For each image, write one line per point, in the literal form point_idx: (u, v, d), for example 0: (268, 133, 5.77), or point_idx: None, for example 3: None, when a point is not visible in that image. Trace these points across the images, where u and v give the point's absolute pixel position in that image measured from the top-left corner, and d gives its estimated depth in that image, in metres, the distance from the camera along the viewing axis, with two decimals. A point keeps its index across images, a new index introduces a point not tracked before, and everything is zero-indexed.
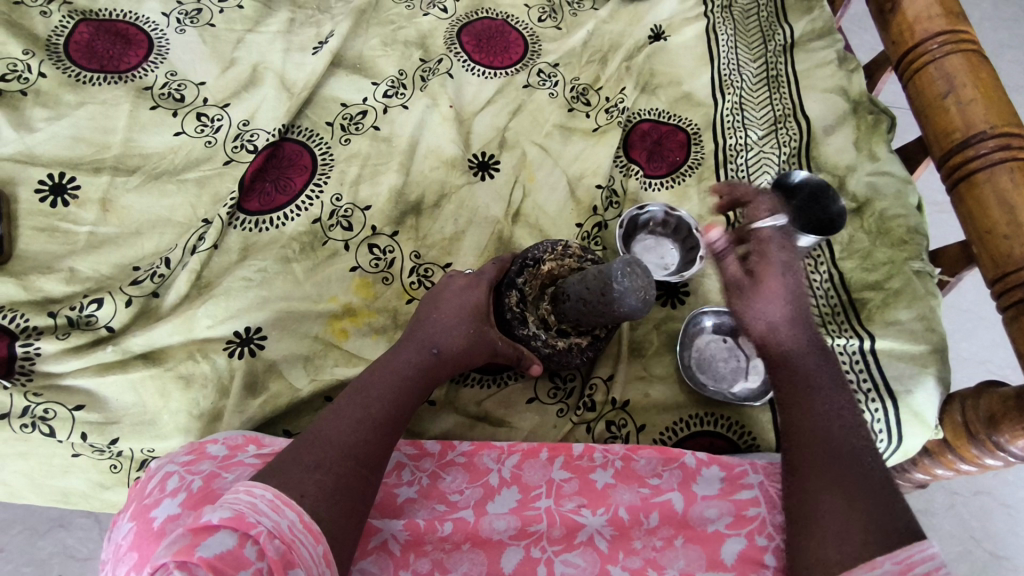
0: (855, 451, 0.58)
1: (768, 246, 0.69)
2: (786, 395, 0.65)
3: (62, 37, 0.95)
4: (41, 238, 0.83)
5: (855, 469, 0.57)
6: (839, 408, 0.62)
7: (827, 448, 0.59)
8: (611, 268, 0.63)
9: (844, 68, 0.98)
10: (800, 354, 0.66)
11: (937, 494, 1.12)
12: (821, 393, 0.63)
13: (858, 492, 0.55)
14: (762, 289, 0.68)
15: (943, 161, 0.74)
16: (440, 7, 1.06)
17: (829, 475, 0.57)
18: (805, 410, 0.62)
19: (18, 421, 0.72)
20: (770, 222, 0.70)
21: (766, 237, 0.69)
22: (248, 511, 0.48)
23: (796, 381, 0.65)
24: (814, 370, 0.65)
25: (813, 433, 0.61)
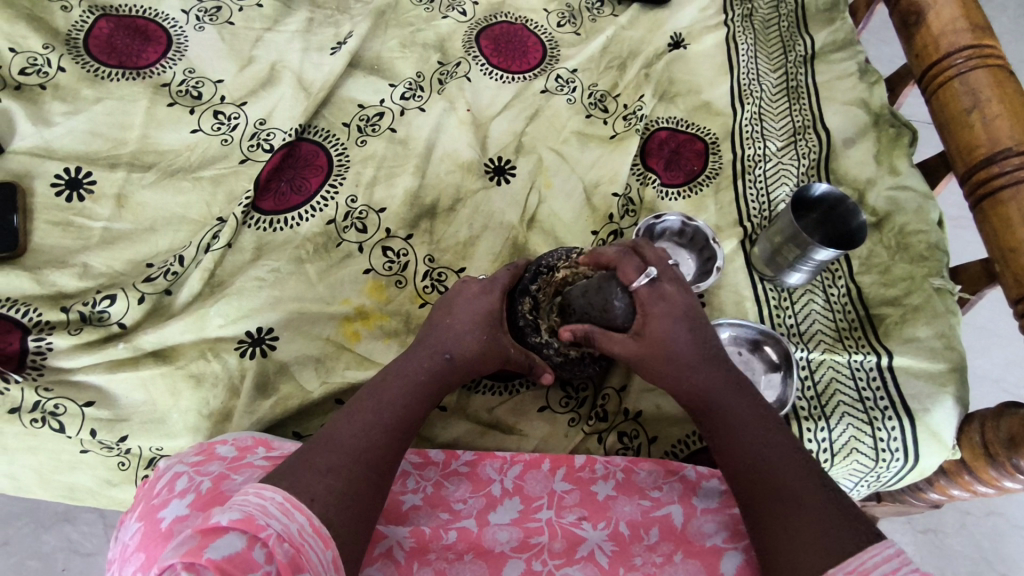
0: (790, 472, 0.56)
1: (649, 308, 0.66)
2: (714, 437, 0.63)
3: (82, 32, 0.95)
4: (56, 232, 0.83)
5: (795, 491, 0.54)
6: (765, 433, 0.60)
7: (758, 482, 0.56)
8: (611, 288, 0.69)
9: (866, 80, 0.96)
10: (715, 391, 0.63)
11: (949, 513, 1.10)
12: (744, 426, 0.61)
13: (801, 518, 0.52)
14: (654, 349, 0.66)
15: (966, 177, 0.73)
16: (459, 10, 1.05)
17: (769, 509, 0.54)
18: (733, 448, 0.60)
19: (28, 416, 0.71)
20: (643, 281, 0.67)
21: (649, 298, 0.66)
22: (258, 513, 0.47)
23: (719, 422, 0.62)
24: (734, 402, 0.63)
25: (744, 470, 0.58)
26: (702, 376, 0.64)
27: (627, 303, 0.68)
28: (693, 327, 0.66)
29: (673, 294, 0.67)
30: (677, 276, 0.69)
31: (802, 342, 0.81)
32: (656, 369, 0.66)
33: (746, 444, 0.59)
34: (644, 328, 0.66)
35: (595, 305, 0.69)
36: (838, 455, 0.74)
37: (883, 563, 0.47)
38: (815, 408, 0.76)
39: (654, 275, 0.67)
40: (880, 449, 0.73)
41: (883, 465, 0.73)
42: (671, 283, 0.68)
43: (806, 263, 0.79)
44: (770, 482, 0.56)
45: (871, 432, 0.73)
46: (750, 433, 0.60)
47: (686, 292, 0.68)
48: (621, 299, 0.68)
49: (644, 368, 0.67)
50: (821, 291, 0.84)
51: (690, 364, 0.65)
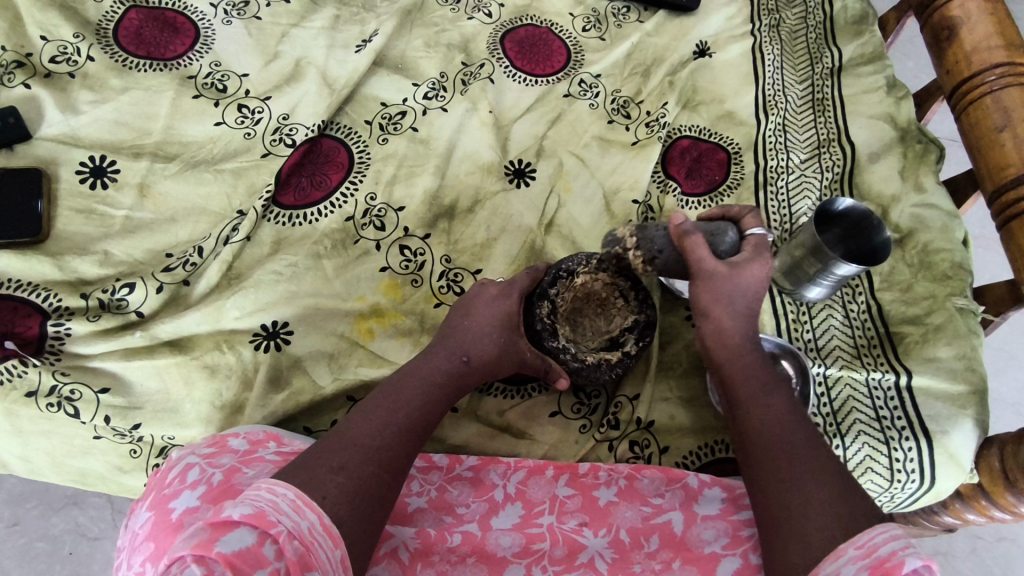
0: (806, 441, 0.58)
1: (758, 251, 0.68)
2: (735, 395, 0.64)
3: (112, 22, 0.96)
4: (79, 219, 0.84)
5: (811, 460, 0.56)
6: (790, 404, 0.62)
7: (777, 445, 0.58)
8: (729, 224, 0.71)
9: (893, 95, 0.95)
10: (748, 354, 0.66)
11: (960, 538, 1.08)
12: (769, 392, 0.63)
13: (814, 483, 0.54)
14: (735, 280, 0.66)
15: (994, 197, 0.72)
16: (485, 11, 1.05)
17: (788, 466, 0.56)
18: (762, 405, 0.62)
19: (44, 400, 0.72)
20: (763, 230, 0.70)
21: (762, 243, 0.69)
22: (270, 509, 0.47)
23: (743, 383, 0.64)
24: (762, 370, 0.65)
25: (765, 430, 0.60)
26: (741, 337, 0.67)
27: (738, 240, 0.69)
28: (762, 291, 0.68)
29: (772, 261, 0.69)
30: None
31: (819, 357, 0.80)
32: (713, 295, 0.67)
33: (770, 409, 0.61)
34: (743, 261, 0.67)
35: (707, 228, 0.70)
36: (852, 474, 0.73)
37: (893, 539, 0.47)
38: (831, 425, 0.75)
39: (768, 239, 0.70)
40: (896, 469, 0.72)
41: (898, 486, 0.72)
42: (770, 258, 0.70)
43: (828, 277, 0.78)
44: (788, 446, 0.58)
45: (887, 452, 0.72)
46: (776, 398, 0.62)
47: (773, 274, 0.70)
48: (735, 237, 0.70)
49: (708, 287, 0.66)
50: (840, 306, 0.83)
51: (736, 319, 0.67)
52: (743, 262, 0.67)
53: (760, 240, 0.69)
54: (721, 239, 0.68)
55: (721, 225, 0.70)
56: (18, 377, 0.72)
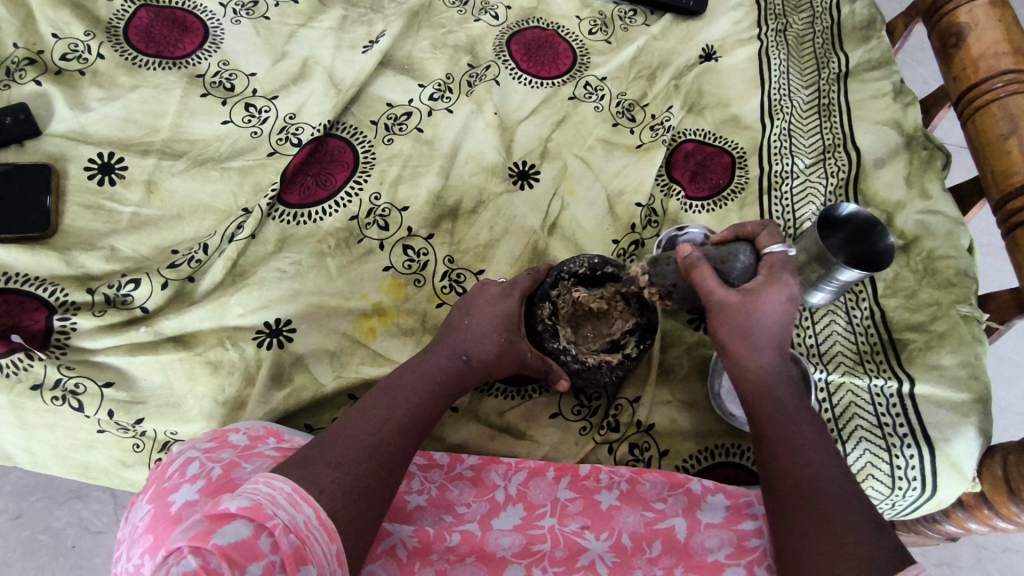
0: (836, 485, 0.56)
1: (777, 272, 0.63)
2: (764, 429, 0.62)
3: (122, 20, 0.97)
4: (87, 215, 0.85)
5: (836, 502, 0.55)
6: (820, 441, 0.60)
7: (807, 490, 0.56)
8: (739, 244, 0.66)
9: (900, 101, 0.95)
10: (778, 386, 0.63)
11: (964, 547, 1.07)
12: (799, 428, 0.60)
13: (845, 530, 0.53)
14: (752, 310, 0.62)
15: (1000, 204, 0.71)
16: (492, 13, 1.06)
17: (816, 513, 0.55)
18: (789, 443, 0.60)
19: (49, 393, 0.73)
20: (781, 248, 0.64)
21: (778, 263, 0.63)
22: (267, 502, 0.47)
23: (773, 419, 0.62)
24: (792, 404, 0.62)
25: (795, 469, 0.58)
26: (769, 369, 0.63)
27: (752, 261, 0.65)
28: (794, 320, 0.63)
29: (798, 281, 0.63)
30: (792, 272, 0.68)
31: (821, 363, 0.80)
32: (737, 334, 0.63)
33: (797, 445, 0.59)
34: (755, 287, 0.63)
35: (717, 254, 0.67)
36: None
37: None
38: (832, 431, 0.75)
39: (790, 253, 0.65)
40: (897, 477, 0.71)
41: (899, 494, 0.72)
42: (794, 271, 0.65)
43: (830, 283, 0.78)
44: (818, 492, 0.56)
45: (889, 459, 0.72)
46: (804, 433, 0.60)
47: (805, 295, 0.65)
48: (749, 257, 0.66)
49: (729, 325, 0.63)
50: (843, 313, 0.83)
51: (765, 350, 0.63)
52: (758, 289, 0.63)
53: (775, 260, 0.64)
54: (732, 265, 0.65)
55: (733, 249, 0.66)
56: (24, 369, 0.73)
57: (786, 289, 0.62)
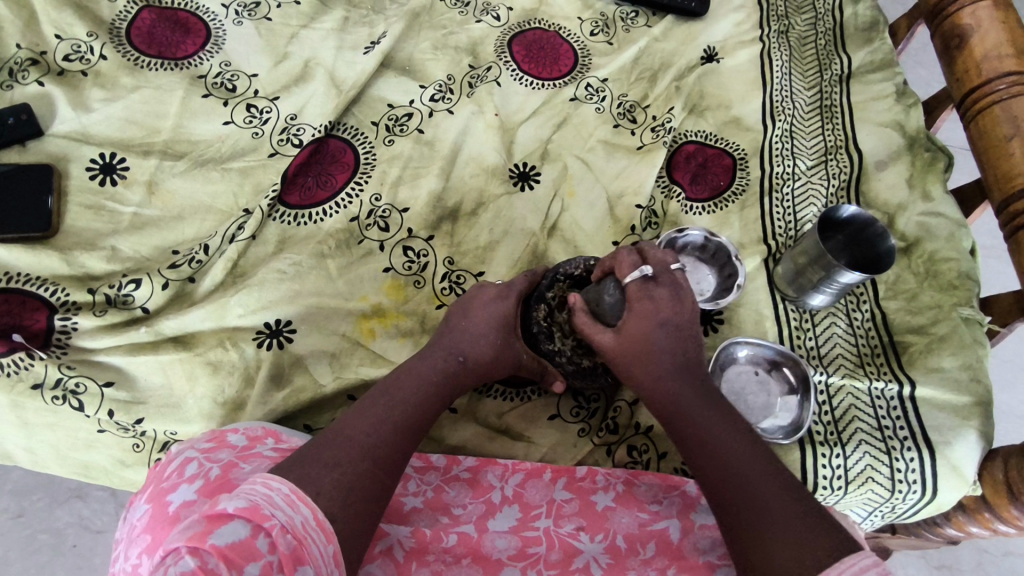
0: (764, 483, 0.54)
1: (634, 304, 0.65)
2: (684, 448, 0.61)
3: (125, 21, 0.98)
4: (88, 215, 0.85)
5: (763, 500, 0.53)
6: (741, 441, 0.58)
7: (736, 498, 0.54)
8: (605, 283, 0.69)
9: (902, 103, 0.94)
10: (684, 401, 0.62)
11: (966, 551, 1.07)
12: (719, 436, 0.58)
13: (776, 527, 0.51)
14: (633, 346, 0.65)
15: (1002, 207, 0.71)
16: (493, 14, 1.06)
17: (748, 517, 0.53)
18: (710, 450, 0.58)
19: (50, 393, 0.73)
20: (635, 275, 0.65)
21: (634, 292, 0.65)
22: (264, 503, 0.48)
23: (688, 434, 0.60)
24: (703, 411, 0.61)
25: (719, 479, 0.56)
26: (668, 386, 0.63)
27: (618, 295, 0.67)
28: (673, 335, 0.64)
29: (663, 300, 0.65)
30: (677, 282, 0.66)
31: (821, 365, 0.79)
32: (632, 370, 0.65)
33: (720, 451, 0.57)
34: (624, 323, 0.65)
35: (592, 297, 0.71)
36: (852, 483, 0.72)
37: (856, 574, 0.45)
38: (832, 434, 0.74)
39: (648, 273, 0.66)
40: (897, 480, 0.71)
41: (899, 497, 0.71)
42: (665, 286, 0.66)
43: (831, 285, 0.77)
44: (747, 497, 0.54)
45: (889, 462, 0.71)
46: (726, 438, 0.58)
47: (680, 307, 0.65)
48: (614, 293, 0.68)
49: (623, 363, 0.66)
50: (844, 315, 0.82)
51: (660, 373, 0.64)
52: (627, 324, 0.65)
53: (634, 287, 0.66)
54: (605, 305, 0.69)
55: (601, 290, 0.70)
56: (24, 369, 0.73)
57: (650, 322, 0.64)
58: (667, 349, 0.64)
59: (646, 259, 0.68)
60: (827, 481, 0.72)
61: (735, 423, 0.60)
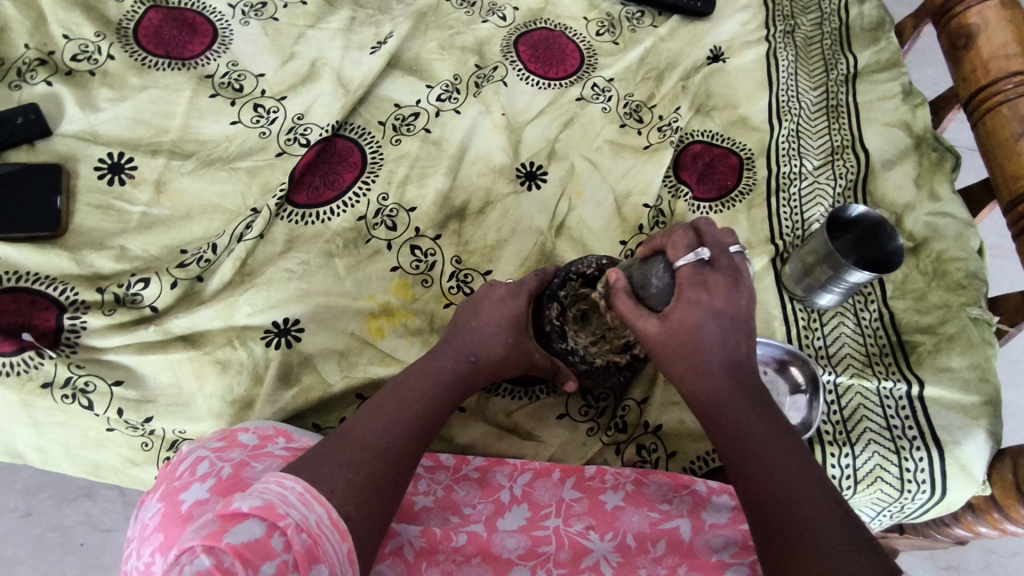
0: (806, 494, 0.53)
1: (685, 290, 0.63)
2: (723, 446, 0.60)
3: (132, 22, 0.98)
4: (96, 214, 0.85)
5: (807, 512, 0.52)
6: (784, 446, 0.57)
7: (776, 507, 0.53)
8: (655, 265, 0.67)
9: (909, 102, 0.95)
10: (729, 399, 0.60)
11: (974, 551, 1.07)
12: (763, 438, 0.57)
13: (818, 541, 0.50)
14: (679, 335, 0.63)
15: (1010, 207, 0.71)
16: (499, 14, 1.06)
17: (788, 528, 0.52)
18: (751, 453, 0.57)
19: (59, 392, 0.73)
20: (690, 257, 0.64)
21: (687, 278, 0.64)
22: (279, 502, 0.47)
23: (729, 434, 0.59)
24: (746, 411, 0.59)
25: (758, 486, 0.55)
26: (714, 382, 0.61)
27: (666, 279, 0.66)
28: (727, 325, 0.62)
29: (717, 287, 0.63)
30: (736, 270, 0.64)
31: (829, 365, 0.79)
32: (675, 358, 0.63)
33: (762, 455, 0.56)
34: (671, 308, 0.63)
35: (636, 280, 0.68)
36: (861, 483, 0.72)
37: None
38: (841, 433, 0.74)
39: (704, 257, 0.64)
40: (906, 479, 0.71)
41: (908, 496, 0.71)
42: (722, 272, 0.64)
43: (839, 284, 0.77)
44: (788, 507, 0.53)
45: (898, 461, 0.71)
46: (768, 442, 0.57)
47: (735, 297, 0.63)
48: (662, 276, 0.66)
49: (665, 350, 0.64)
50: (852, 314, 0.82)
51: (708, 367, 0.62)
52: (673, 310, 0.63)
53: (687, 270, 0.64)
54: (649, 289, 0.66)
55: (648, 273, 0.67)
56: (34, 368, 0.73)
57: (700, 308, 0.62)
58: (717, 337, 0.62)
59: (702, 242, 0.66)
60: (836, 481, 0.72)
61: (779, 425, 0.59)
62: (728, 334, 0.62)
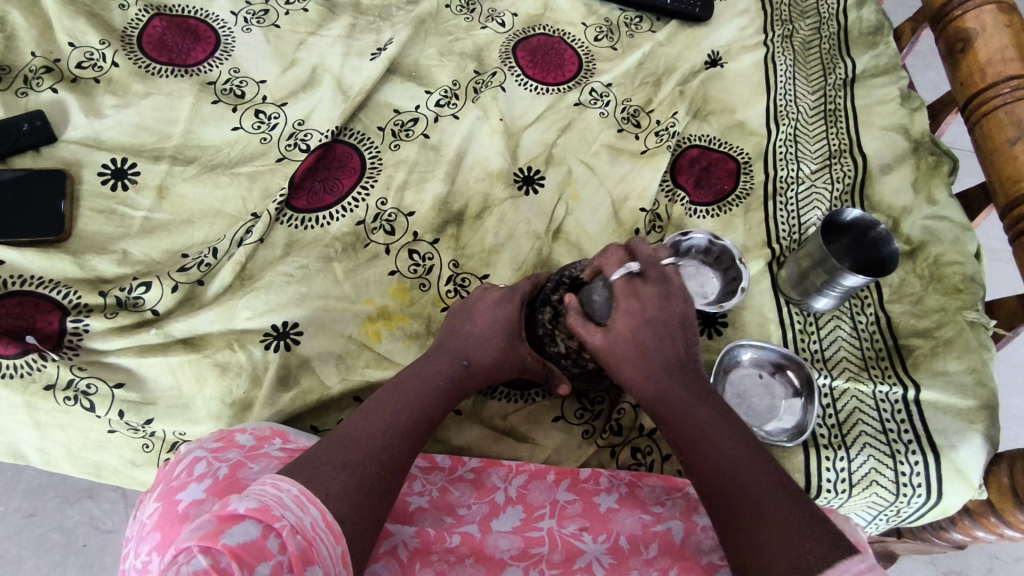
0: (755, 476, 0.55)
1: (620, 302, 0.64)
2: (676, 443, 0.61)
3: (136, 29, 1.00)
4: (99, 219, 0.87)
5: (759, 493, 0.54)
6: (734, 439, 0.58)
7: (731, 498, 0.54)
8: (594, 283, 0.68)
9: (907, 106, 0.95)
10: (675, 400, 0.62)
11: (975, 557, 1.06)
12: (712, 430, 0.59)
13: (774, 517, 0.52)
14: (621, 348, 0.65)
15: (1006, 210, 0.71)
16: (498, 20, 1.07)
17: (744, 509, 0.53)
18: (701, 446, 0.58)
19: (62, 393, 0.74)
20: (620, 272, 0.65)
21: (619, 292, 0.65)
22: (274, 504, 0.48)
23: (680, 432, 0.61)
24: (695, 408, 0.61)
25: (714, 481, 0.56)
26: (659, 384, 0.63)
27: (606, 295, 0.67)
28: (662, 331, 0.64)
29: (649, 297, 0.64)
30: (664, 277, 0.66)
31: (825, 368, 0.79)
32: (622, 369, 0.65)
33: (714, 446, 0.58)
34: (613, 323, 0.65)
35: (583, 297, 0.70)
36: (856, 487, 0.72)
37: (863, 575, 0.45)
38: (836, 437, 0.74)
39: (633, 270, 0.65)
40: (902, 483, 0.71)
41: (903, 500, 0.71)
42: (652, 282, 0.65)
43: (834, 289, 0.78)
44: (741, 490, 0.54)
45: (893, 465, 0.71)
46: (719, 433, 0.59)
47: (665, 304, 0.65)
48: (602, 293, 0.67)
49: (613, 364, 0.66)
50: (848, 318, 0.82)
51: (652, 371, 0.64)
52: (614, 323, 0.65)
53: (619, 285, 0.65)
54: (596, 307, 0.68)
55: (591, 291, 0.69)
56: (37, 370, 0.74)
57: (633, 323, 0.64)
58: (659, 347, 0.64)
59: (634, 255, 0.67)
60: (831, 484, 0.72)
61: (726, 419, 0.60)
62: (668, 341, 0.65)
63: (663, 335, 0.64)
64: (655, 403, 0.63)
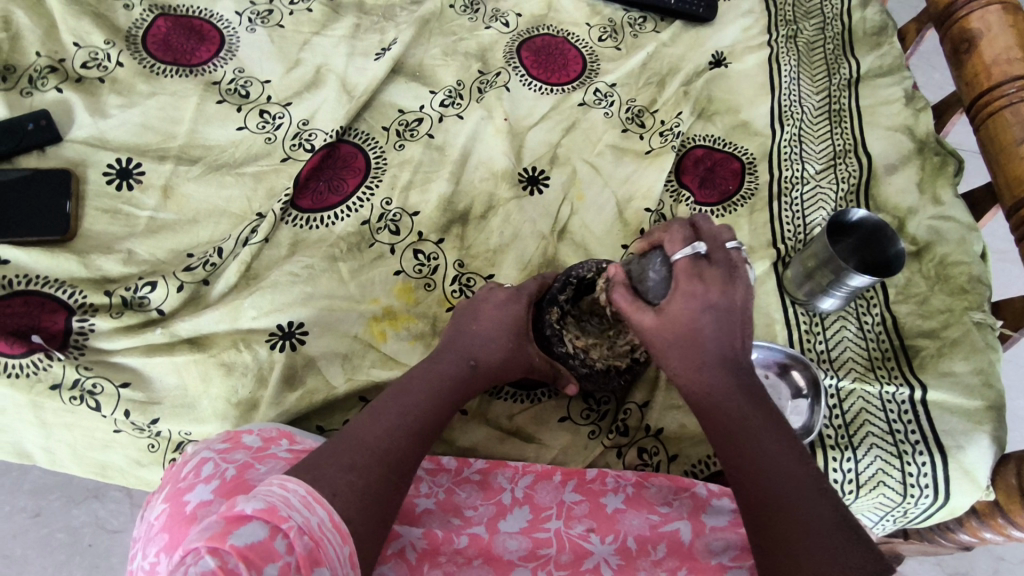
0: (802, 492, 0.54)
1: (681, 284, 0.61)
2: (720, 440, 0.60)
3: (141, 29, 1.00)
4: (105, 219, 0.87)
5: (804, 512, 0.53)
6: (783, 447, 0.57)
7: (776, 512, 0.54)
8: (653, 258, 0.66)
9: (912, 107, 0.95)
10: (723, 396, 0.60)
11: (981, 557, 1.06)
12: (761, 436, 0.58)
13: (816, 539, 0.52)
14: (674, 330, 0.62)
15: (1012, 211, 0.71)
16: (502, 21, 1.07)
17: (788, 527, 0.53)
18: (749, 450, 0.57)
19: (67, 393, 0.74)
20: (686, 252, 0.62)
21: (680, 271, 0.61)
22: (281, 504, 0.48)
23: (725, 430, 0.59)
24: (745, 408, 0.59)
25: (757, 490, 0.56)
26: (710, 377, 0.61)
27: (663, 273, 0.64)
28: (722, 319, 0.61)
29: (714, 281, 0.61)
30: (732, 263, 0.62)
31: (831, 368, 0.79)
32: (671, 352, 0.63)
33: (762, 454, 0.57)
34: (669, 303, 0.62)
35: (635, 272, 0.67)
36: (863, 487, 0.72)
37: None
38: (843, 437, 0.74)
39: (701, 252, 0.62)
40: (909, 484, 0.71)
41: (911, 501, 0.71)
42: (719, 266, 0.62)
43: (840, 289, 0.77)
44: (787, 505, 0.54)
45: (901, 466, 0.71)
46: (767, 439, 0.58)
47: (731, 290, 0.61)
48: (659, 270, 0.64)
49: (661, 346, 0.63)
50: (854, 318, 0.82)
51: (705, 362, 0.61)
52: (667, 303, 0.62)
53: (680, 263, 0.62)
54: (649, 284, 0.65)
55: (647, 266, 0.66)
56: (42, 370, 0.74)
57: (692, 304, 0.61)
58: (713, 333, 0.61)
59: (699, 234, 0.64)
60: (838, 485, 0.72)
61: (775, 423, 0.59)
62: (724, 327, 0.61)
63: (722, 320, 0.61)
64: (700, 395, 0.62)
